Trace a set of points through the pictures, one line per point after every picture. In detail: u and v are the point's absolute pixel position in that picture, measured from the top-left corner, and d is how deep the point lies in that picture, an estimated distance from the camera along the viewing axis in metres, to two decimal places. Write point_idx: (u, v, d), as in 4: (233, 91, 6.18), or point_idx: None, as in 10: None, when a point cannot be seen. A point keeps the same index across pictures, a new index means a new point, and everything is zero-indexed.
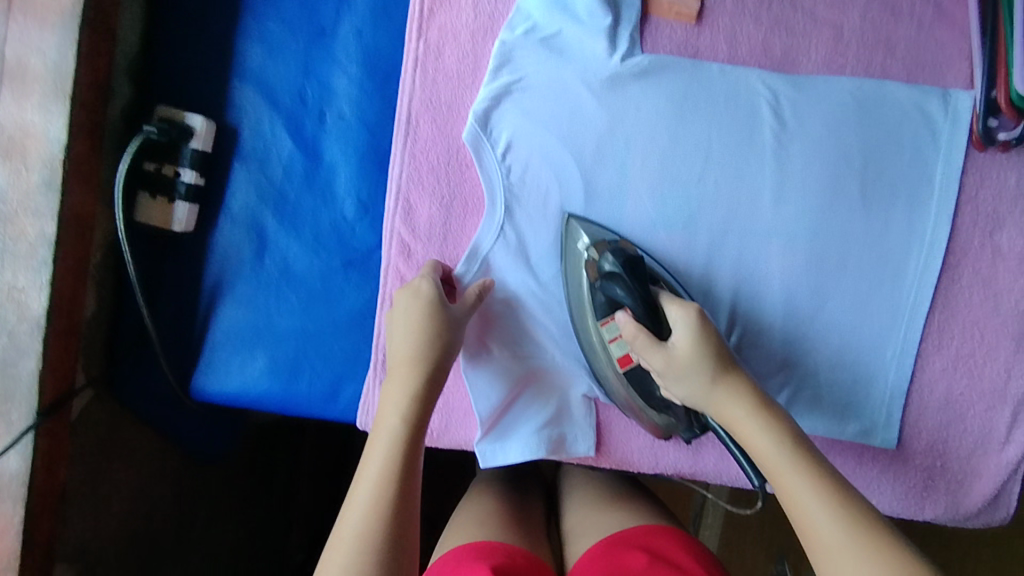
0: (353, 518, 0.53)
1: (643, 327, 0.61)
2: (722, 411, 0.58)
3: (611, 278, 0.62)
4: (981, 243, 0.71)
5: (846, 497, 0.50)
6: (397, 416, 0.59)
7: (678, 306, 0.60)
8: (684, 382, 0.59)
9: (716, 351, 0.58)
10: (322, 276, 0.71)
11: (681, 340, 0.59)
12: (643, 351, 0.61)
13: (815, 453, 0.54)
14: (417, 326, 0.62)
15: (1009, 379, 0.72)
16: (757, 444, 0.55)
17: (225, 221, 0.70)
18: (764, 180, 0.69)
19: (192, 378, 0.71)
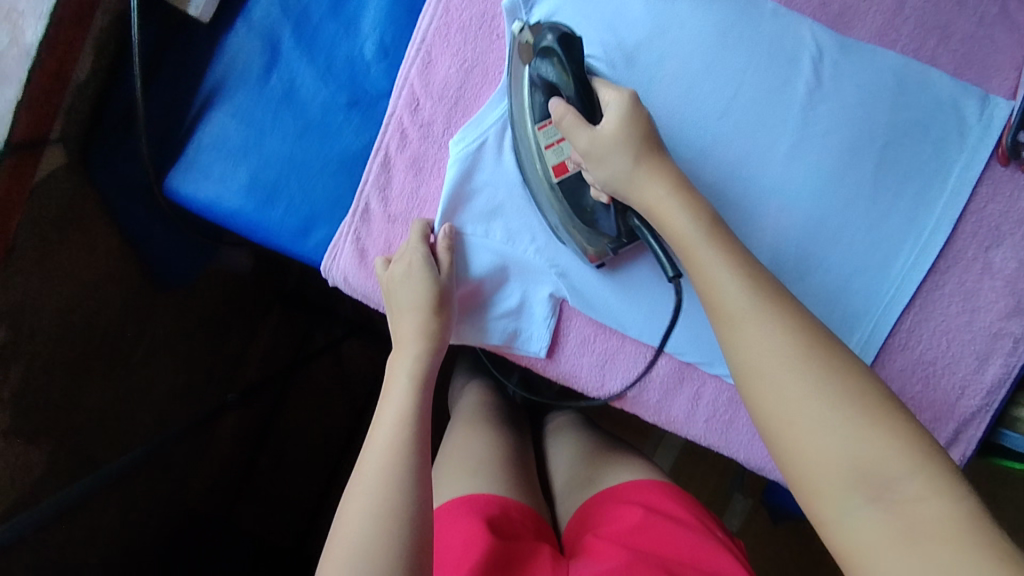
0: (371, 471, 0.55)
1: (575, 108, 0.59)
2: (645, 196, 0.57)
3: (545, 54, 0.60)
4: (973, 256, 0.70)
5: (783, 320, 0.50)
6: (408, 375, 0.62)
7: (613, 88, 0.60)
8: (610, 159, 0.58)
9: (642, 129, 0.58)
10: (324, 109, 0.69)
11: (611, 126, 0.58)
12: (573, 134, 0.59)
13: (759, 273, 0.53)
14: (417, 291, 0.64)
15: (961, 397, 0.71)
16: (717, 277, 0.53)
17: (243, 25, 0.69)
18: (784, 132, 0.68)
19: (169, 175, 0.69)
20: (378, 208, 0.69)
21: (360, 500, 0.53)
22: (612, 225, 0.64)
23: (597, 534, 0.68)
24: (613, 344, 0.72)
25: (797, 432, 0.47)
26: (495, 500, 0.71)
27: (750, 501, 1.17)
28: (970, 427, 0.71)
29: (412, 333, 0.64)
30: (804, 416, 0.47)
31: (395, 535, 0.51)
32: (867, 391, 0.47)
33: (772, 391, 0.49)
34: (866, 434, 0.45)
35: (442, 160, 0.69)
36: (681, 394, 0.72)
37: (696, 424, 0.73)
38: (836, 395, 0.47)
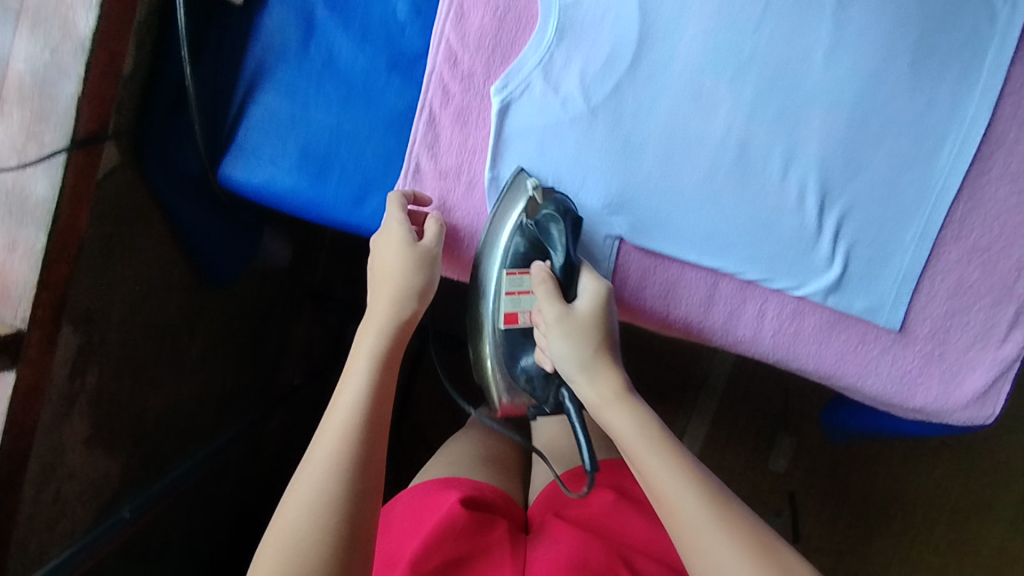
0: (322, 448, 0.57)
1: (555, 278, 0.66)
2: (596, 393, 0.64)
3: (549, 221, 0.66)
4: (1016, 138, 0.71)
5: (660, 441, 0.60)
6: (363, 361, 0.62)
7: (593, 278, 0.66)
8: (574, 339, 0.64)
9: (599, 333, 0.65)
10: (365, 74, 0.70)
11: (585, 305, 0.65)
12: (545, 299, 0.65)
13: (643, 407, 0.63)
14: (400, 258, 0.65)
15: (1019, 278, 0.73)
16: (625, 429, 0.62)
17: (277, 4, 0.69)
18: (817, 40, 0.70)
19: (222, 161, 0.71)
20: (428, 165, 0.70)
21: (310, 475, 0.55)
22: (541, 389, 0.70)
23: (561, 510, 0.73)
24: (673, 273, 0.74)
25: (660, 499, 0.59)
26: (473, 481, 0.75)
27: (793, 439, 1.25)
28: None
29: (377, 321, 0.64)
30: (652, 477, 0.59)
31: (328, 520, 0.53)
32: (694, 468, 0.59)
33: (682, 510, 0.57)
34: (696, 489, 0.57)
35: (486, 111, 0.70)
36: (746, 312, 0.74)
37: (764, 336, 0.74)
38: (676, 468, 0.59)
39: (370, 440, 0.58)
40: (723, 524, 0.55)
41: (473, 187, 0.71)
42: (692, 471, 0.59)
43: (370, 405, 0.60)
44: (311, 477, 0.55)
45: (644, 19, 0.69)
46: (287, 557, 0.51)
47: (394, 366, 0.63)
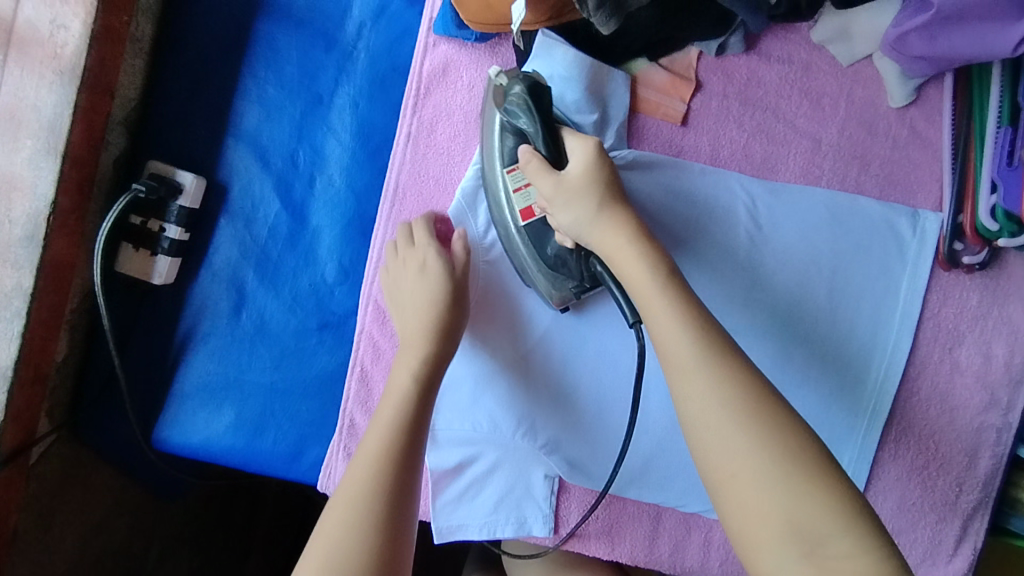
0: (355, 470, 0.55)
1: (539, 154, 0.58)
2: (603, 237, 0.55)
3: (513, 105, 0.60)
4: (940, 358, 0.73)
5: (688, 318, 0.50)
6: (399, 393, 0.58)
7: (577, 138, 0.59)
8: (573, 207, 0.56)
9: (605, 181, 0.57)
10: (296, 336, 0.71)
11: (577, 169, 0.57)
12: (536, 179, 0.58)
13: (663, 253, 0.54)
14: (418, 312, 0.62)
15: (960, 492, 0.74)
16: (634, 272, 0.53)
17: (206, 275, 0.71)
18: (736, 277, 0.71)
19: (156, 428, 0.71)
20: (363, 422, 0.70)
21: (335, 516, 0.53)
22: (575, 269, 0.61)
23: None
24: (616, 507, 0.74)
25: (686, 396, 0.48)
26: None
27: None
28: (975, 522, 0.74)
29: (415, 345, 0.60)
30: (692, 404, 0.48)
31: (363, 544, 0.51)
32: (754, 377, 0.48)
33: (702, 417, 0.47)
34: (745, 424, 0.46)
35: None
36: (692, 543, 0.74)
37: (712, 566, 0.74)
38: (727, 400, 0.47)
39: (405, 466, 0.55)
40: (749, 422, 0.46)
41: None
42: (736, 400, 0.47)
43: (399, 458, 0.55)
44: (339, 510, 0.53)
45: None
46: None
47: (435, 388, 0.59)
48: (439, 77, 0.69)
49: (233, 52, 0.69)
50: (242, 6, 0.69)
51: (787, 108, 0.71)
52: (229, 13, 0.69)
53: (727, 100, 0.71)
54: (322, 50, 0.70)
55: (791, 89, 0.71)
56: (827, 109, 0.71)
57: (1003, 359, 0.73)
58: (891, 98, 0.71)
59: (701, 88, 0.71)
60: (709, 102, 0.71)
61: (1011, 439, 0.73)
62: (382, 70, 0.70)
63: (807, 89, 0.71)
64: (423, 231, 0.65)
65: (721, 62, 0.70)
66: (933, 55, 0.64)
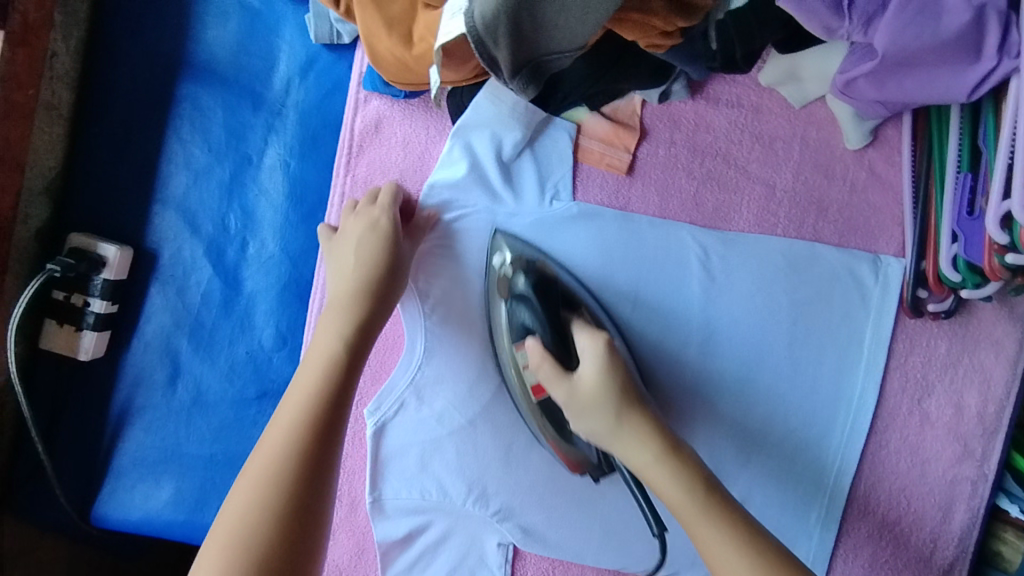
0: (256, 468, 0.49)
1: (552, 356, 0.60)
2: (631, 457, 0.54)
3: (521, 299, 0.64)
4: (909, 410, 0.69)
5: (661, 448, 0.53)
6: (302, 401, 0.52)
7: (587, 336, 0.60)
8: (588, 419, 0.56)
9: (617, 388, 0.56)
10: (235, 406, 0.68)
11: (589, 373, 0.57)
12: (549, 380, 0.59)
13: (693, 464, 0.53)
14: (361, 265, 0.59)
15: (935, 549, 0.70)
16: (665, 489, 0.52)
17: (137, 345, 0.68)
18: (690, 332, 0.68)
19: (92, 505, 0.69)
20: None
21: (256, 465, 0.49)
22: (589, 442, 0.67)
23: None
24: (573, 573, 0.70)
25: (694, 535, 0.50)
26: None
27: None
28: None
29: (335, 315, 0.57)
30: (670, 497, 0.52)
31: (277, 490, 0.48)
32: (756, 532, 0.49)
33: None
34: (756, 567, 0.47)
35: (360, 431, 0.69)
36: None
37: None
38: (714, 513, 0.50)
39: (316, 456, 0.50)
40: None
41: (355, 507, 0.70)
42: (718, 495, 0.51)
43: (324, 413, 0.51)
44: (260, 458, 0.50)
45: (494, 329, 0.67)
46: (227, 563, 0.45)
47: (355, 374, 0.54)
48: (372, 133, 0.67)
49: (156, 116, 0.68)
50: (168, 69, 0.68)
51: (738, 153, 0.68)
52: (156, 76, 0.68)
53: (674, 148, 0.68)
54: (250, 110, 0.67)
55: (742, 134, 0.68)
56: (779, 154, 0.68)
57: (975, 408, 0.69)
58: (847, 140, 0.67)
59: (646, 135, 0.68)
60: (656, 150, 0.68)
61: (987, 491, 0.69)
62: (313, 126, 0.68)
63: (758, 134, 0.68)
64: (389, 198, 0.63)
65: (666, 109, 0.68)
66: (887, 99, 0.60)
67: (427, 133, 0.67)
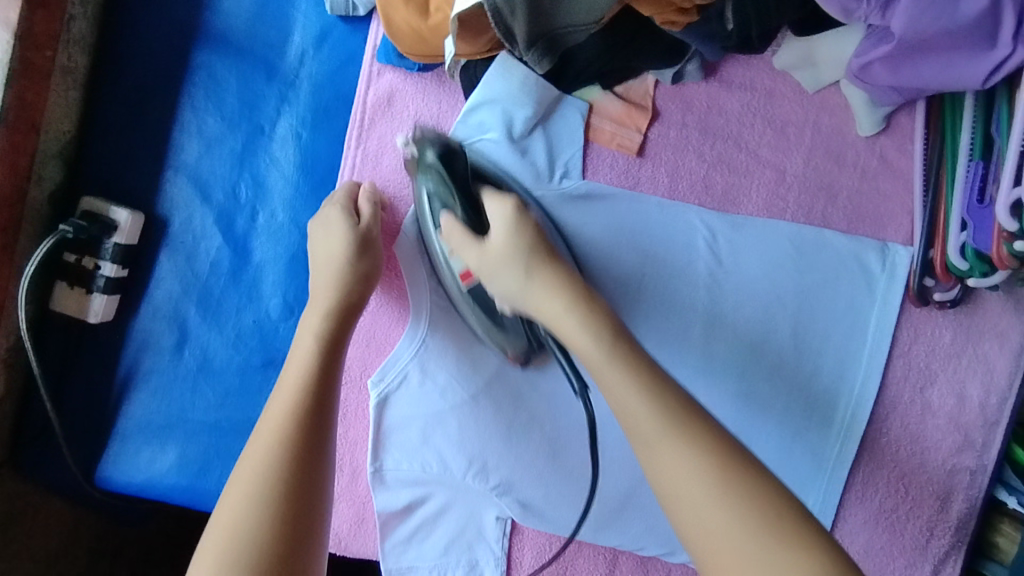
0: (233, 497, 0.47)
1: (461, 224, 0.58)
2: (538, 305, 0.53)
3: (428, 170, 0.60)
4: (910, 398, 0.70)
5: (609, 342, 0.49)
6: (280, 419, 0.50)
7: (495, 201, 0.58)
8: (499, 274, 0.55)
9: (527, 241, 0.55)
10: (240, 374, 0.69)
11: (498, 237, 0.56)
12: (461, 247, 0.58)
13: (606, 313, 0.51)
14: (331, 277, 0.58)
15: (931, 538, 0.70)
16: (584, 347, 0.50)
17: (147, 311, 0.69)
18: (693, 315, 0.68)
19: (98, 465, 0.70)
20: None
21: (233, 498, 0.47)
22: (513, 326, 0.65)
23: None
24: (570, 550, 0.71)
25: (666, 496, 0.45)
26: None
27: None
28: (947, 567, 0.70)
29: (309, 337, 0.56)
30: (616, 395, 0.48)
31: (261, 519, 0.46)
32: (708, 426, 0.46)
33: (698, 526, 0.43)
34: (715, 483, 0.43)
35: (363, 402, 0.70)
36: None
37: None
38: (659, 398, 0.46)
39: (297, 482, 0.48)
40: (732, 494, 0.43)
41: (356, 476, 0.70)
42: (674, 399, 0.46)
43: (305, 433, 0.50)
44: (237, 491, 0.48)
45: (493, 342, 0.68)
46: None
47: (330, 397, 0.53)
48: (384, 107, 0.67)
49: (170, 83, 0.68)
50: (183, 36, 0.68)
51: (749, 137, 0.68)
52: (171, 43, 0.68)
53: (685, 129, 0.68)
54: (263, 80, 0.67)
55: (754, 118, 0.68)
56: (791, 139, 0.68)
57: (977, 400, 0.69)
58: (859, 126, 0.67)
59: (658, 116, 0.68)
60: (667, 131, 0.68)
61: (985, 482, 0.70)
62: (325, 97, 0.67)
63: (770, 118, 0.68)
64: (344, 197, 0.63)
65: (679, 90, 0.68)
66: (902, 85, 0.60)
67: (439, 107, 0.67)
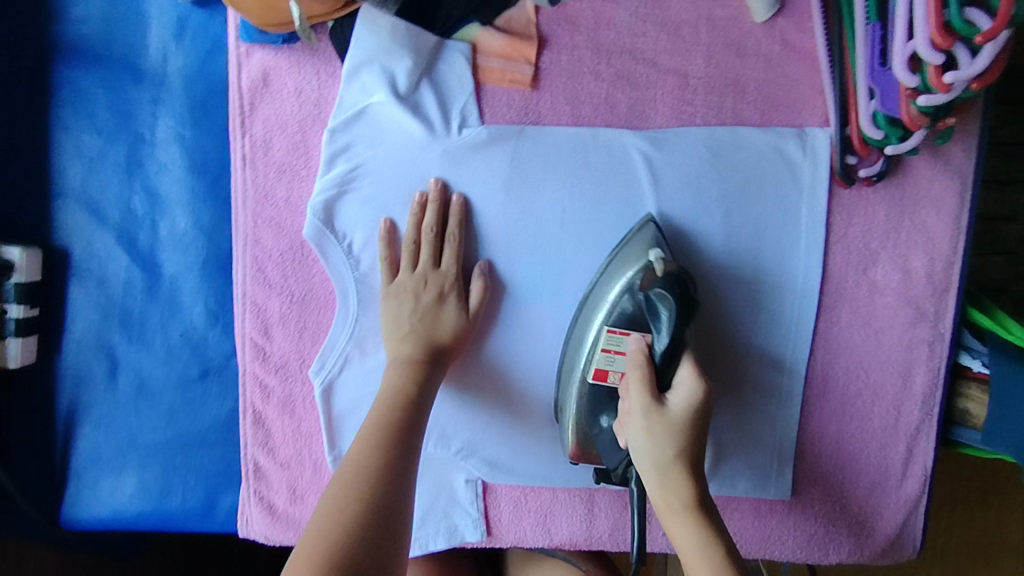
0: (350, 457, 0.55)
1: (651, 363, 0.56)
2: (647, 416, 0.53)
3: (659, 300, 0.57)
4: (856, 282, 0.68)
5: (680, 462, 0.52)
6: (376, 426, 0.57)
7: (690, 371, 0.55)
8: (661, 439, 0.52)
9: (701, 452, 0.52)
10: (179, 390, 0.68)
11: (677, 405, 0.54)
12: (630, 381, 0.56)
13: (709, 507, 0.51)
14: (406, 330, 0.63)
15: (900, 415, 0.70)
16: (679, 538, 0.50)
17: (70, 345, 0.67)
18: None
19: (60, 507, 0.69)
20: (267, 462, 0.68)
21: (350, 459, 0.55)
22: (615, 456, 0.59)
23: None
24: (546, 498, 0.70)
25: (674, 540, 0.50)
26: None
27: None
28: (921, 441, 0.70)
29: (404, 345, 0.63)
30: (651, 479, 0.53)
31: (363, 480, 0.52)
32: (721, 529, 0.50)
33: None
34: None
35: (309, 394, 0.68)
36: (631, 519, 0.70)
37: (657, 536, 0.71)
38: (702, 528, 0.49)
39: (399, 454, 0.55)
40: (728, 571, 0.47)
41: (318, 469, 0.69)
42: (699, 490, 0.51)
43: (404, 411, 0.59)
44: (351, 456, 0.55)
45: None
46: (324, 523, 0.49)
47: (427, 401, 0.60)
48: (261, 89, 0.64)
49: (36, 107, 0.65)
50: (38, 56, 0.65)
51: (644, 46, 0.65)
52: (27, 65, 0.65)
53: (578, 52, 0.65)
54: (131, 85, 0.64)
55: (645, 25, 0.65)
56: (687, 40, 0.65)
57: (923, 269, 0.68)
58: (754, 12, 0.65)
59: (546, 43, 0.65)
60: (558, 57, 0.65)
61: (945, 350, 0.69)
62: (200, 91, 0.65)
63: (662, 22, 0.65)
64: (434, 202, 0.64)
65: (563, 12, 0.65)
66: None
67: (318, 78, 0.64)
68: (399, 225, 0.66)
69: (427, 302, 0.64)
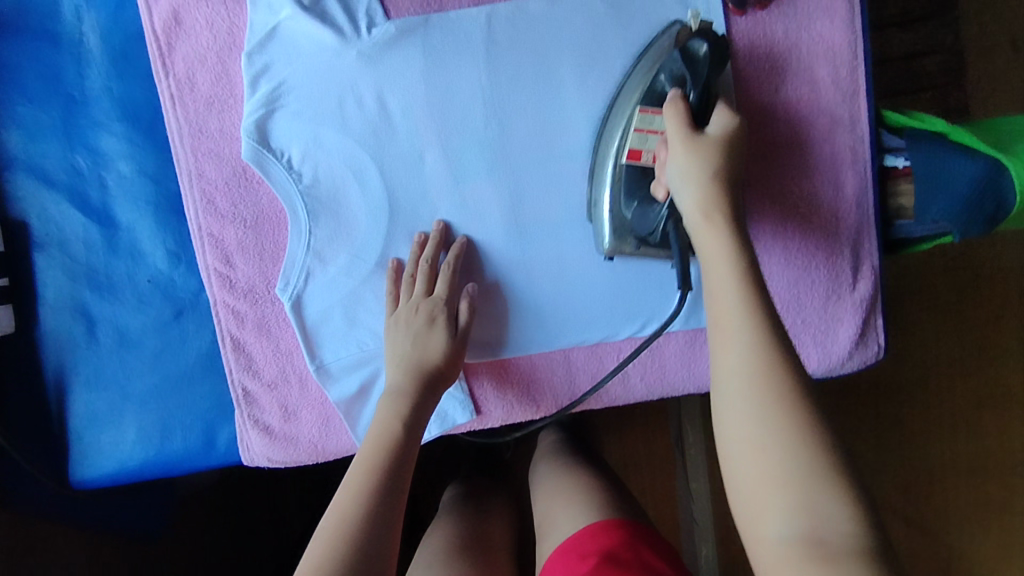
0: (351, 475, 0.58)
1: (688, 100, 0.60)
2: (684, 146, 0.58)
3: (697, 37, 0.62)
4: (770, 103, 0.72)
5: (742, 292, 0.50)
6: (376, 441, 0.61)
7: (725, 112, 0.60)
8: (688, 184, 0.57)
9: (734, 157, 0.58)
10: (157, 333, 0.71)
11: (714, 131, 0.59)
12: (671, 118, 0.60)
13: (754, 276, 0.52)
14: (400, 359, 0.67)
15: (839, 222, 0.73)
16: (716, 300, 0.52)
17: (46, 310, 0.70)
18: (546, 105, 0.69)
19: (68, 469, 0.72)
20: (255, 386, 0.71)
21: (352, 476, 0.58)
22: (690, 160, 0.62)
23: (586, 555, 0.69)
24: (525, 367, 0.74)
25: (715, 314, 0.51)
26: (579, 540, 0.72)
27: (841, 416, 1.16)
28: (863, 243, 0.73)
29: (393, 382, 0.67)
30: (719, 331, 0.50)
31: (369, 488, 0.56)
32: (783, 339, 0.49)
33: (744, 435, 0.47)
34: (763, 378, 0.47)
35: (280, 312, 0.71)
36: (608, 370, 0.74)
37: (635, 384, 0.75)
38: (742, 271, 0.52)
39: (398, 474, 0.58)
40: (766, 394, 0.47)
41: (305, 383, 0.72)
42: (811, 413, 0.46)
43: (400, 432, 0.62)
44: (355, 471, 0.58)
45: (383, 180, 0.70)
46: (323, 541, 0.52)
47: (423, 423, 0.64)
48: (175, 28, 0.67)
49: None
50: None
51: None
52: None
53: None
54: (52, 50, 0.67)
55: None
56: None
57: (829, 79, 0.71)
58: None
59: None
60: None
61: (868, 150, 0.72)
62: (118, 42, 0.68)
63: None
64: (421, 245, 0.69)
65: None
66: None
67: (226, 8, 0.67)
68: (404, 263, 0.70)
69: (421, 327, 0.67)
